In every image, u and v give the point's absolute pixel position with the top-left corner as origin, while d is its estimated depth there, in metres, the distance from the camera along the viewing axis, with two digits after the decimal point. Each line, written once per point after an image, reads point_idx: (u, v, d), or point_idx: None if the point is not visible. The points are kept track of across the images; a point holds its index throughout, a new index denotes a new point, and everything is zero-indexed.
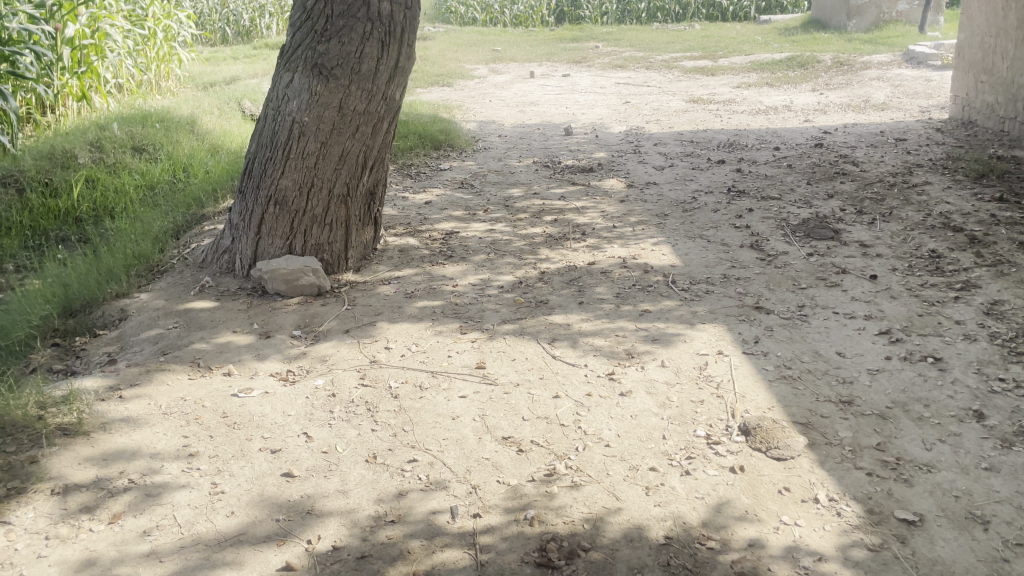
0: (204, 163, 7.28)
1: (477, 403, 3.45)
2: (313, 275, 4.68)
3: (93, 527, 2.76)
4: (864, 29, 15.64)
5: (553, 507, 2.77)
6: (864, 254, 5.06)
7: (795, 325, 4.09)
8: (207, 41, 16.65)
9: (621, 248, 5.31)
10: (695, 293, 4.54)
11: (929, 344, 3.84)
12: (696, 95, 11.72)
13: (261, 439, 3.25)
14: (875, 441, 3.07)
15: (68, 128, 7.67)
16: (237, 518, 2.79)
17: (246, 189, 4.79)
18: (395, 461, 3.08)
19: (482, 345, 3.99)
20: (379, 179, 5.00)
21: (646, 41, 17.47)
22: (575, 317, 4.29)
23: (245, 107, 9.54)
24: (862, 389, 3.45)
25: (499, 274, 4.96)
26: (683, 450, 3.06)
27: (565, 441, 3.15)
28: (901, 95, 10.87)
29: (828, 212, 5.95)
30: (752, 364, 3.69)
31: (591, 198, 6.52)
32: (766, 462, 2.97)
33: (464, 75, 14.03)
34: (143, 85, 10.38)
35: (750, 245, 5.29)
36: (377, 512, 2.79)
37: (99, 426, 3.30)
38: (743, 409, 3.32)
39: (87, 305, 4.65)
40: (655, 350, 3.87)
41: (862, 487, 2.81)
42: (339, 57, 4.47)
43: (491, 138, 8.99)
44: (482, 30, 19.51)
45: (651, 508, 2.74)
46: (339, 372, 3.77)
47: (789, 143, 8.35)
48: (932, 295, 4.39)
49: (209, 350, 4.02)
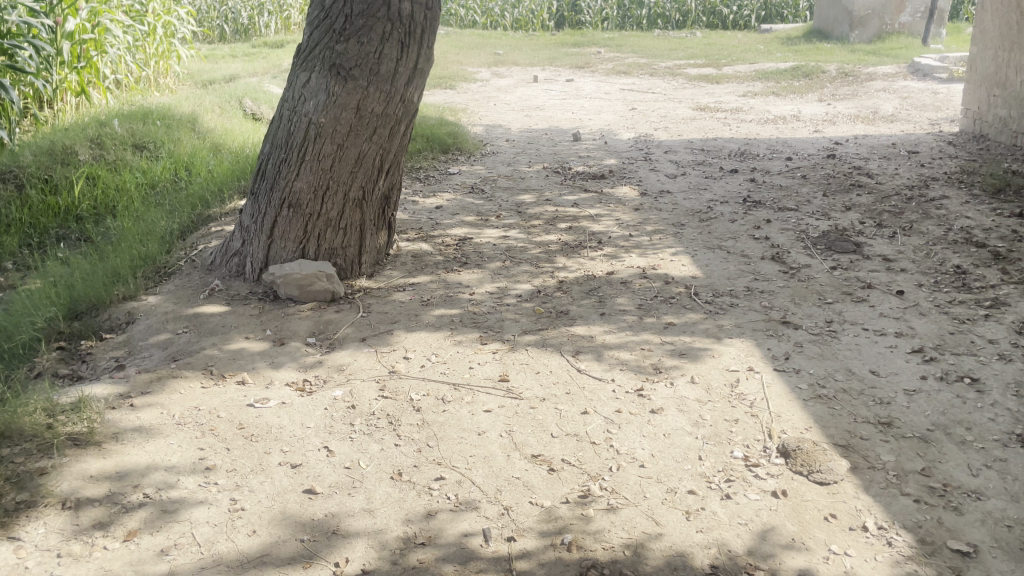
0: (207, 162, 7.15)
1: (503, 418, 3.33)
2: (327, 280, 4.55)
3: (108, 545, 2.63)
4: (866, 40, 15.59)
5: (590, 532, 2.66)
6: (888, 269, 4.97)
7: (824, 341, 3.99)
8: (206, 38, 16.54)
9: (640, 259, 5.20)
10: (719, 305, 4.43)
11: (964, 364, 3.74)
12: (702, 103, 11.66)
13: (280, 452, 3.12)
14: (919, 466, 2.97)
15: (68, 124, 7.52)
16: (259, 538, 2.66)
17: (259, 191, 4.66)
18: (421, 478, 2.95)
19: (504, 357, 3.87)
20: (394, 182, 4.88)
21: (648, 48, 17.39)
22: (597, 328, 4.18)
23: (246, 105, 9.41)
24: (900, 411, 3.35)
25: (516, 283, 4.84)
26: (721, 472, 2.96)
27: (597, 460, 3.04)
28: (909, 107, 10.81)
29: (848, 224, 5.86)
30: (784, 382, 3.58)
31: (606, 206, 6.41)
32: (809, 487, 2.87)
33: (467, 78, 13.92)
34: (141, 81, 10.24)
35: (771, 257, 5.20)
36: (406, 533, 2.67)
37: (110, 436, 3.17)
38: (780, 429, 3.21)
39: (93, 307, 4.51)
40: (683, 365, 3.75)
41: (911, 515, 2.71)
42: (359, 57, 4.35)
43: (499, 142, 8.89)
44: (483, 33, 19.41)
45: (694, 534, 2.64)
46: (357, 383, 3.65)
47: (801, 154, 8.26)
48: (961, 313, 4.30)
49: (222, 358, 3.88)
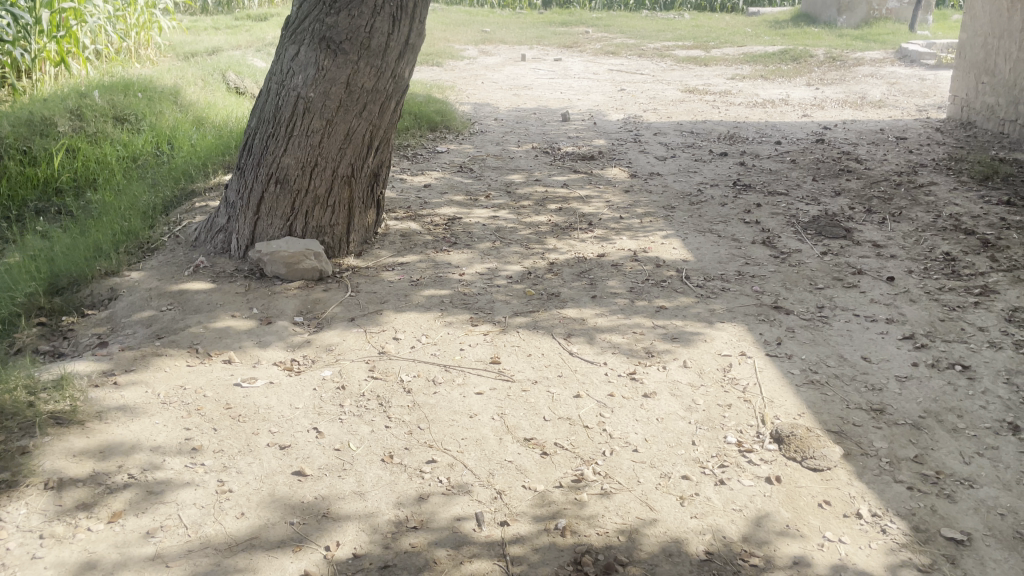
0: (189, 135, 7.03)
1: (495, 401, 3.29)
2: (315, 259, 4.48)
3: (92, 526, 2.58)
4: (853, 25, 15.58)
5: (584, 516, 2.64)
6: (878, 255, 4.97)
7: (816, 326, 3.98)
8: (189, 10, 16.31)
9: (630, 241, 5.16)
10: (710, 289, 4.41)
11: (955, 351, 3.74)
12: (690, 85, 11.61)
13: (269, 433, 3.07)
14: (912, 453, 2.97)
15: (47, 94, 7.36)
16: (248, 521, 2.61)
17: (246, 166, 4.58)
18: (413, 460, 2.92)
19: (495, 339, 3.83)
20: (383, 160, 4.80)
21: (636, 28, 17.26)
22: (589, 311, 4.14)
23: (230, 79, 9.25)
24: (892, 397, 3.35)
25: (506, 264, 4.79)
26: (715, 458, 2.94)
27: (590, 445, 3.01)
28: (897, 93, 10.80)
29: (837, 209, 5.86)
30: (776, 367, 3.57)
31: (595, 187, 6.36)
32: (802, 473, 2.86)
33: (453, 55, 13.77)
34: (122, 52, 10.03)
35: (761, 242, 5.18)
36: (398, 517, 2.63)
37: (94, 415, 3.10)
38: (774, 415, 3.20)
39: (75, 283, 4.42)
40: (675, 349, 3.73)
41: (904, 502, 2.71)
42: (349, 31, 4.26)
43: (487, 121, 8.81)
44: (471, 10, 19.24)
45: (689, 520, 2.63)
46: (347, 363, 3.59)
47: (790, 138, 8.24)
48: (952, 300, 4.30)
49: (207, 336, 3.81)
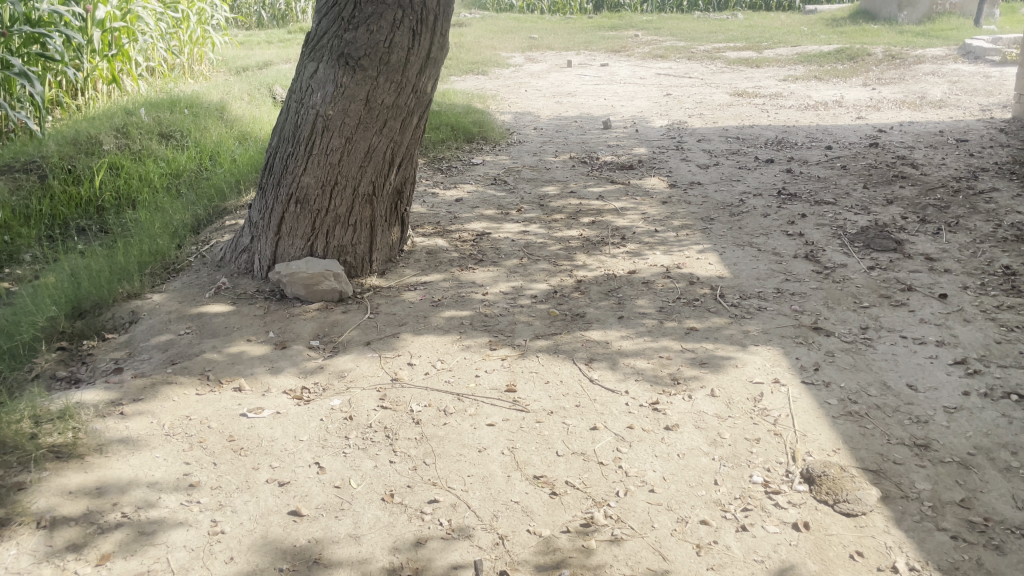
0: (231, 152, 7.01)
1: (507, 434, 3.12)
2: (335, 279, 4.37)
3: (79, 569, 2.48)
4: (915, 21, 15.03)
5: (590, 566, 2.47)
6: (931, 269, 4.65)
7: (858, 350, 3.71)
8: (243, 24, 16.46)
9: (664, 257, 4.94)
10: (746, 309, 4.17)
11: (1012, 378, 3.43)
12: (741, 88, 11.28)
13: (269, 468, 2.96)
14: (958, 496, 2.72)
15: (97, 112, 7.42)
16: (236, 566, 2.50)
17: (267, 186, 4.49)
18: (414, 500, 2.78)
19: (513, 364, 3.66)
20: (406, 177, 4.68)
21: (687, 30, 16.94)
22: (614, 333, 3.94)
23: (276, 94, 9.27)
24: (939, 431, 3.08)
25: (532, 282, 4.62)
26: (738, 501, 2.73)
27: (604, 484, 2.82)
28: (959, 92, 10.30)
29: (888, 219, 5.53)
30: (812, 396, 3.32)
31: (632, 199, 6.15)
32: (833, 519, 2.64)
33: (500, 63, 13.68)
34: (175, 69, 10.15)
35: (804, 256, 4.90)
36: (392, 564, 2.50)
37: (94, 448, 3.03)
38: (805, 451, 2.97)
39: (97, 305, 4.37)
40: (703, 376, 3.50)
41: (946, 554, 2.47)
42: (367, 47, 4.12)
43: (527, 130, 8.65)
44: (519, 17, 19.13)
45: (704, 572, 2.44)
46: (357, 392, 3.46)
47: (842, 142, 7.88)
48: (1010, 319, 3.98)
49: (220, 361, 3.73)
